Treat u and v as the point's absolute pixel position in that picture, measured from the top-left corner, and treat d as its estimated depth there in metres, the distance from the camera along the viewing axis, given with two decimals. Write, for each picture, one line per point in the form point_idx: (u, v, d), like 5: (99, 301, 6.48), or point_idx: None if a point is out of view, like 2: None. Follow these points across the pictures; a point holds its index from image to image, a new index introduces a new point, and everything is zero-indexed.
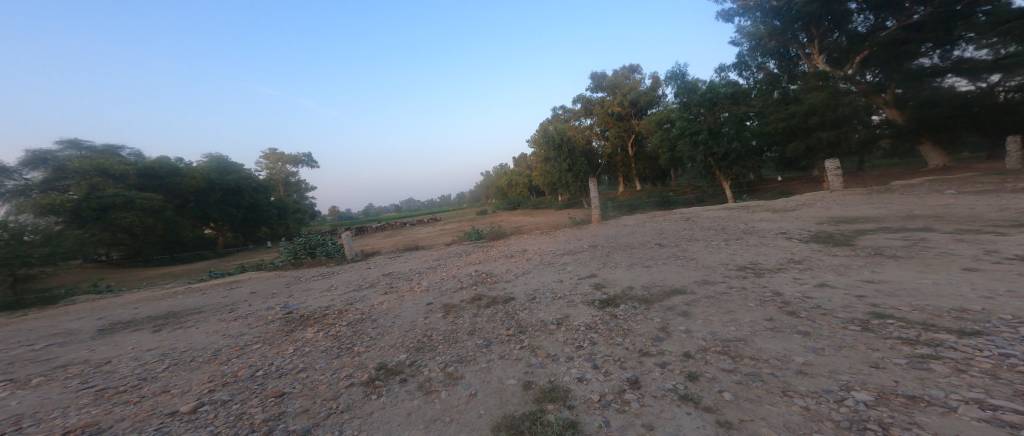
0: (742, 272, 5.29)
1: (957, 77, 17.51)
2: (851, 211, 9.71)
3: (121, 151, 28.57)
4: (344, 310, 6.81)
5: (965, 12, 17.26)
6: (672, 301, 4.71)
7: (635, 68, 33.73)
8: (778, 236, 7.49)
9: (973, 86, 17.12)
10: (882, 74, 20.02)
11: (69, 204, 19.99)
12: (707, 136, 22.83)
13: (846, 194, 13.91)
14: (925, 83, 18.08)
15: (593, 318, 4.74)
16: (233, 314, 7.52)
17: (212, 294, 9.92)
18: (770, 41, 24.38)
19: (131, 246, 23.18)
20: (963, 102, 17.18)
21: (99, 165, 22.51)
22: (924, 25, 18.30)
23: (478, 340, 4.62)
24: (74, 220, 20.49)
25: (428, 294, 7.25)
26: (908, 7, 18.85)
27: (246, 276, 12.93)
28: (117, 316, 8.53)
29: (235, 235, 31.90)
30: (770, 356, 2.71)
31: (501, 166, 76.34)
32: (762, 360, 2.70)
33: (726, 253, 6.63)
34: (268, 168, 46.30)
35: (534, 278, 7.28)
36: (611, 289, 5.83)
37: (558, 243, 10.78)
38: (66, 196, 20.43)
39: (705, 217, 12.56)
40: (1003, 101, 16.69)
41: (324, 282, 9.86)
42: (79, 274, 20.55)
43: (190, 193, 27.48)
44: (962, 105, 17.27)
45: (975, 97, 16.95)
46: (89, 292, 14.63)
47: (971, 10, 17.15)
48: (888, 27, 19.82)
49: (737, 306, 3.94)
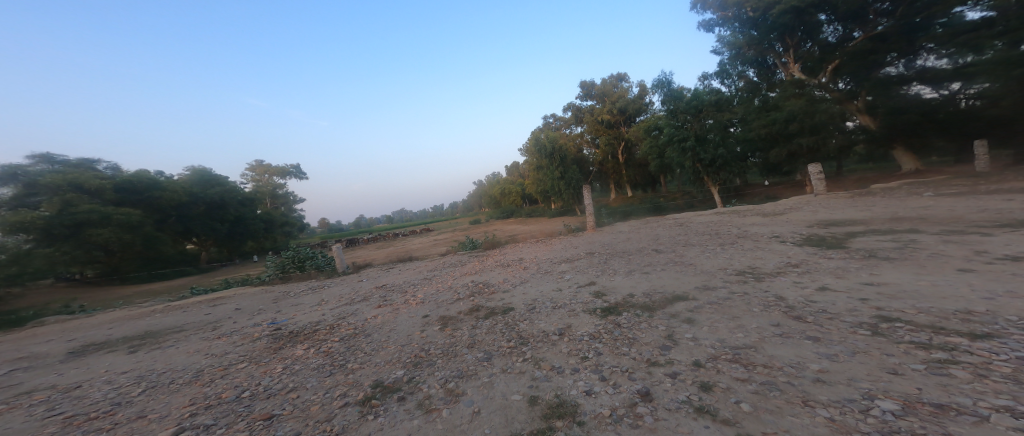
0: (742, 277, 5.26)
1: (921, 85, 18.39)
2: (839, 214, 9.87)
3: (98, 165, 27.70)
4: (336, 325, 6.58)
5: (924, 24, 18.14)
6: (675, 308, 4.65)
7: (622, 76, 34.30)
8: (772, 239, 7.54)
9: (937, 94, 17.96)
10: (854, 83, 21.01)
11: (40, 220, 19.26)
12: (694, 143, 23.25)
13: (831, 197, 14.22)
14: (892, 91, 18.88)
15: (596, 327, 4.65)
16: (217, 332, 7.19)
17: (195, 311, 9.54)
18: (748, 50, 25.09)
19: (106, 264, 21.94)
20: (929, 109, 18.01)
21: (74, 180, 21.70)
22: (889, 36, 19.30)
23: (478, 353, 4.47)
24: (45, 238, 19.63)
25: (424, 306, 7.06)
26: (872, 19, 20.00)
27: (232, 292, 12.49)
28: (90, 338, 8.08)
29: (219, 249, 31.00)
30: (784, 364, 2.65)
31: (492, 175, 76.54)
32: (776, 368, 2.64)
33: (723, 258, 6.62)
34: (255, 180, 45.51)
35: (533, 288, 7.15)
36: (611, 297, 5.73)
37: (554, 251, 10.68)
38: (37, 213, 19.64)
39: (698, 222, 12.67)
40: (964, 107, 17.47)
41: (315, 296, 9.55)
42: (51, 295, 19.62)
43: (171, 207, 26.68)
44: (928, 112, 18.09)
45: (938, 104, 17.79)
46: (65, 312, 13.99)
47: (929, 23, 17.98)
48: (855, 38, 21.01)
49: (742, 312, 3.89)
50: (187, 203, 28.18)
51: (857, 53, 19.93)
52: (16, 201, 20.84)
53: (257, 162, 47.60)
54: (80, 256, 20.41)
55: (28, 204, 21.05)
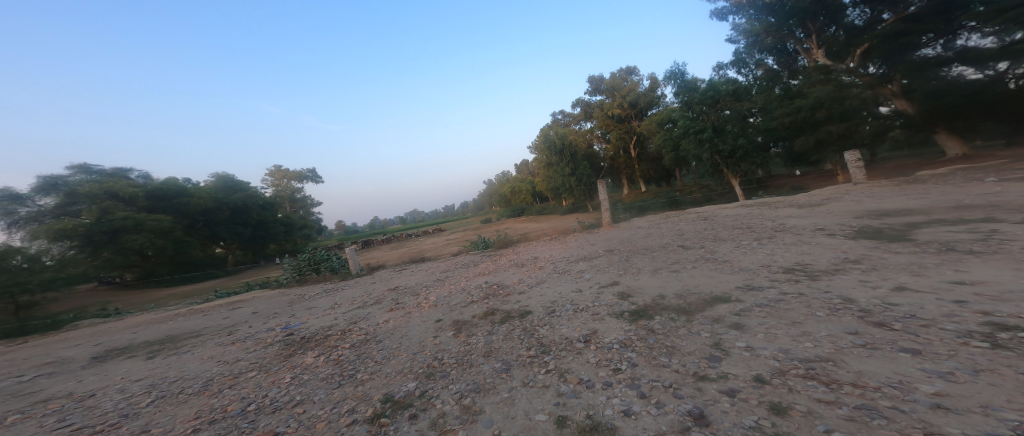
0: (792, 275, 4.74)
1: (963, 66, 16.87)
2: (888, 204, 9.01)
3: (130, 173, 28.81)
4: (347, 331, 6.29)
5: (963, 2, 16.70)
6: (717, 311, 4.12)
7: (632, 70, 33.32)
8: (816, 232, 6.89)
9: (981, 74, 16.44)
10: (886, 66, 19.60)
11: (80, 227, 20.02)
12: (711, 134, 22.18)
13: (873, 186, 13.17)
14: (930, 73, 17.43)
15: (627, 333, 4.14)
16: (232, 337, 6.95)
17: (213, 315, 9.45)
18: (766, 38, 23.96)
19: (142, 268, 23.13)
20: (974, 90, 16.41)
21: (109, 188, 22.57)
22: (922, 17, 18.02)
23: (496, 364, 4.06)
24: (86, 245, 20.42)
25: (437, 310, 6.71)
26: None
27: (248, 295, 12.51)
28: (113, 341, 7.99)
29: (244, 253, 31.76)
30: (880, 383, 2.30)
31: (503, 174, 76.00)
32: (871, 388, 2.27)
33: (764, 254, 6.00)
34: (275, 185, 46.68)
35: (551, 289, 6.68)
36: (638, 299, 5.21)
37: (570, 249, 10.15)
38: (78, 221, 20.50)
39: (724, 215, 11.90)
40: (1015, 88, 15.92)
41: (328, 299, 9.36)
42: (87, 298, 20.38)
43: (198, 213, 27.52)
44: (973, 93, 16.49)
45: (985, 85, 16.22)
46: (97, 316, 14.37)
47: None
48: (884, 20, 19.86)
49: (803, 316, 3.43)
50: (213, 209, 29.00)
51: (888, 35, 18.61)
52: (59, 210, 21.80)
53: (275, 167, 48.70)
54: (115, 262, 21.27)
55: (69, 213, 21.98)
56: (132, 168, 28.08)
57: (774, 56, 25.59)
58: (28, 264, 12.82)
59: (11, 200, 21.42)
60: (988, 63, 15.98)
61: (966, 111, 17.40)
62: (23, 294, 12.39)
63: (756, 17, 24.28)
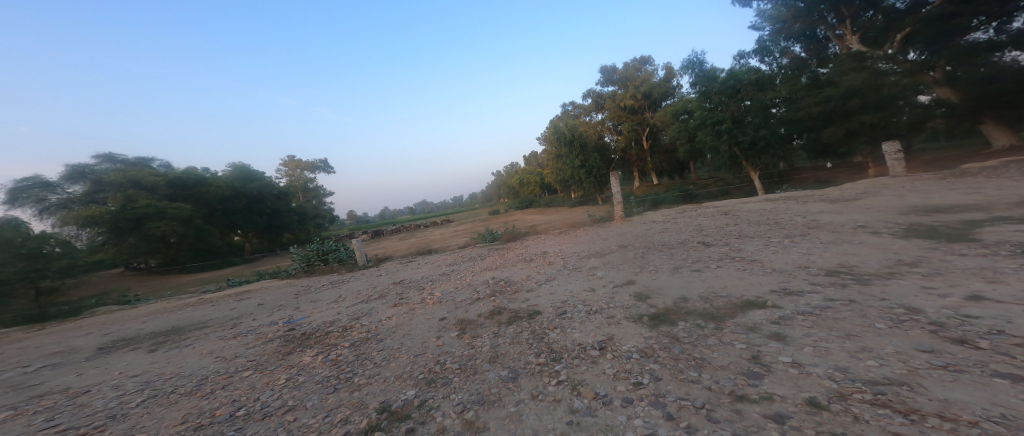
0: (836, 278, 4.25)
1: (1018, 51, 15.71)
2: (934, 201, 8.32)
3: (153, 163, 29.49)
4: (348, 328, 6.07)
5: None
6: (752, 318, 3.62)
7: (646, 59, 32.15)
8: (859, 230, 6.35)
9: None
10: (928, 52, 18.03)
11: (107, 214, 20.45)
12: (730, 125, 21.13)
13: (911, 179, 12.29)
14: (979, 58, 16.10)
15: (646, 340, 3.69)
16: (234, 330, 6.80)
17: (220, 306, 9.37)
18: (795, 24, 22.74)
19: (166, 254, 23.22)
20: None
21: (132, 177, 23.05)
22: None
23: (502, 371, 3.71)
24: (112, 232, 20.99)
25: (441, 307, 6.42)
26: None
27: (257, 285, 12.52)
28: (120, 331, 7.93)
29: (260, 241, 32.28)
30: (978, 417, 1.89)
31: (513, 165, 75.40)
32: (967, 422, 1.87)
33: (798, 254, 5.46)
34: (289, 175, 47.33)
35: (560, 288, 6.27)
36: (658, 301, 4.74)
37: (581, 244, 9.68)
38: (105, 208, 21.04)
39: (746, 210, 11.27)
40: None
41: (333, 292, 9.18)
42: (110, 284, 20.99)
43: (216, 202, 28.03)
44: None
45: None
46: (114, 302, 14.65)
47: None
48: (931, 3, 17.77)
49: (859, 328, 2.96)
50: (230, 198, 29.45)
51: (933, 18, 16.88)
52: (87, 197, 22.51)
53: (289, 158, 49.28)
54: (141, 248, 21.62)
55: (96, 200, 22.76)
56: (155, 158, 28.67)
57: (802, 44, 24.25)
58: (51, 250, 13.01)
59: (44, 186, 22.11)
60: None
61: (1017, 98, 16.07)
62: (44, 280, 12.56)
63: (783, 3, 22.95)
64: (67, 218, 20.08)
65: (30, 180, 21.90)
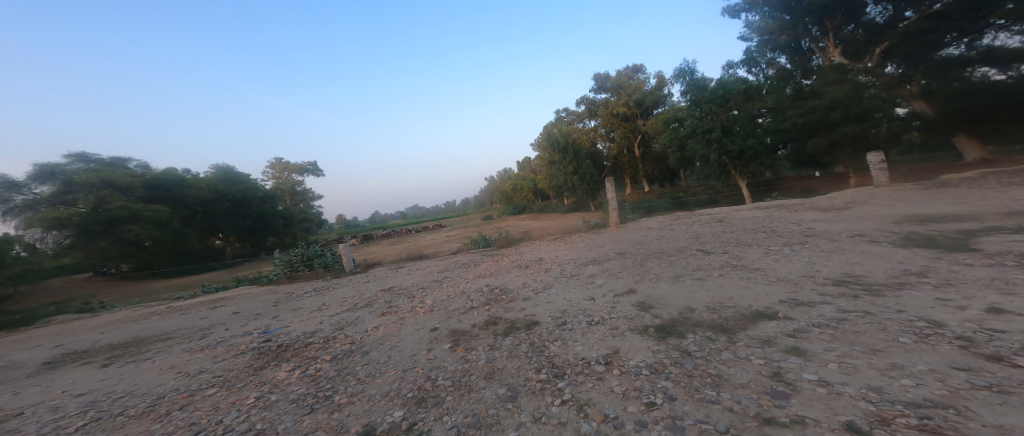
0: (846, 288, 4.08)
1: (987, 67, 16.13)
2: (924, 210, 8.44)
3: (130, 163, 28.22)
4: (330, 339, 5.67)
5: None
6: (765, 330, 3.40)
7: (638, 68, 32.55)
8: (857, 239, 6.30)
9: (1005, 75, 15.81)
10: (906, 65, 18.57)
11: (76, 216, 19.47)
12: (720, 134, 21.42)
13: (897, 189, 12.53)
14: (953, 73, 16.60)
15: (656, 355, 3.45)
16: (203, 342, 6.29)
17: (191, 314, 8.76)
18: (781, 36, 23.26)
19: (140, 259, 22.09)
20: (1001, 92, 15.64)
21: (106, 178, 21.91)
22: (951, 13, 16.80)
23: (500, 389, 3.41)
24: (81, 234, 19.86)
25: (433, 316, 6.10)
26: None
27: (236, 292, 11.87)
28: (74, 343, 7.25)
29: (243, 245, 31.08)
30: None
31: (505, 172, 75.37)
32: None
33: (801, 262, 5.32)
34: (275, 178, 46.09)
35: (559, 297, 6.03)
36: (663, 312, 4.52)
37: (577, 250, 9.44)
38: (74, 210, 19.97)
39: (740, 217, 11.29)
40: None
41: (317, 299, 8.71)
42: (77, 290, 19.76)
43: (197, 204, 26.89)
44: (999, 95, 15.71)
45: (1012, 86, 15.48)
46: (78, 310, 13.69)
47: None
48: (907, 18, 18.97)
49: (885, 343, 2.71)
50: (212, 201, 28.34)
51: (911, 33, 17.66)
52: (55, 198, 21.27)
53: (277, 160, 48.07)
54: (112, 252, 20.48)
55: (65, 202, 21.55)
56: (132, 158, 27.43)
57: (787, 56, 24.80)
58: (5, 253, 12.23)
59: (8, 186, 20.80)
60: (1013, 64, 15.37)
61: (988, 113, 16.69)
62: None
63: (771, 15, 23.63)
64: (32, 220, 19.12)
65: None
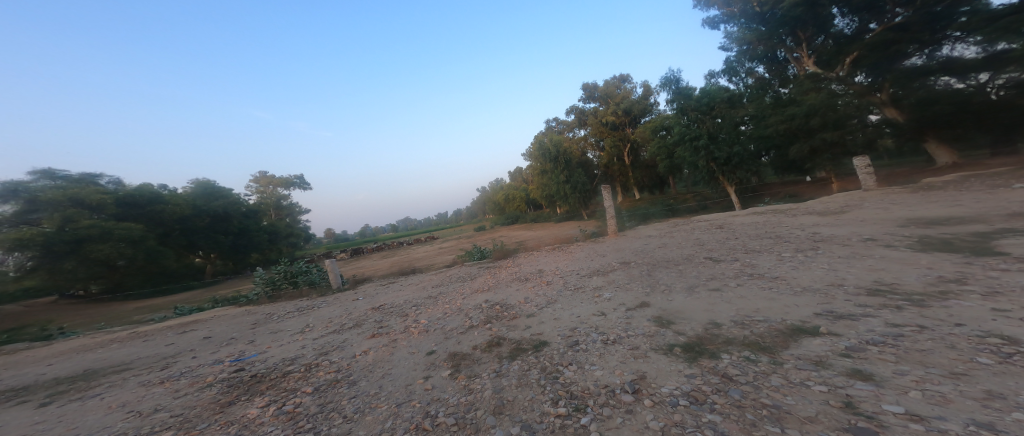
0: (883, 298, 3.75)
1: (948, 76, 16.84)
2: (924, 212, 8.37)
3: (102, 179, 26.81)
4: (313, 367, 5.04)
5: (946, 12, 17.09)
6: (811, 349, 3.05)
7: (625, 77, 32.97)
8: (871, 243, 6.07)
9: (964, 85, 16.55)
10: (874, 76, 19.47)
11: (39, 235, 18.07)
12: (707, 141, 21.61)
13: (888, 192, 12.64)
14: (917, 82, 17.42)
15: (692, 381, 3.04)
16: (165, 373, 5.55)
17: (157, 340, 7.91)
18: (758, 46, 23.82)
19: (110, 279, 20.65)
20: (962, 100, 16.33)
21: (75, 195, 20.59)
22: (911, 27, 18.04)
23: (513, 427, 2.90)
24: (47, 255, 18.57)
25: (429, 337, 5.55)
26: (889, 9, 18.83)
27: (211, 313, 11.02)
28: (13, 378, 6.36)
29: (224, 262, 29.58)
30: None
31: (495, 182, 75.33)
32: None
33: (822, 270, 5.01)
34: (259, 192, 44.78)
35: (565, 312, 5.58)
36: (687, 330, 4.12)
37: (578, 261, 9.01)
38: (39, 229, 18.61)
39: (740, 223, 11.11)
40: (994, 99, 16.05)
41: (299, 320, 8.02)
42: (40, 314, 18.38)
43: (175, 221, 25.51)
44: (961, 103, 16.40)
45: (971, 94, 16.18)
46: (35, 337, 12.52)
47: (952, 11, 16.94)
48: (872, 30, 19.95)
49: (966, 365, 2.35)
50: (191, 217, 26.99)
51: (878, 44, 18.54)
52: (17, 218, 19.77)
53: (261, 174, 46.80)
54: (79, 273, 19.10)
55: (27, 221, 20.07)
56: (103, 174, 26.08)
57: (765, 65, 25.62)
58: None
59: None
60: (969, 73, 16.16)
61: (955, 120, 17.32)
62: None
63: (747, 26, 24.31)
64: None
65: None
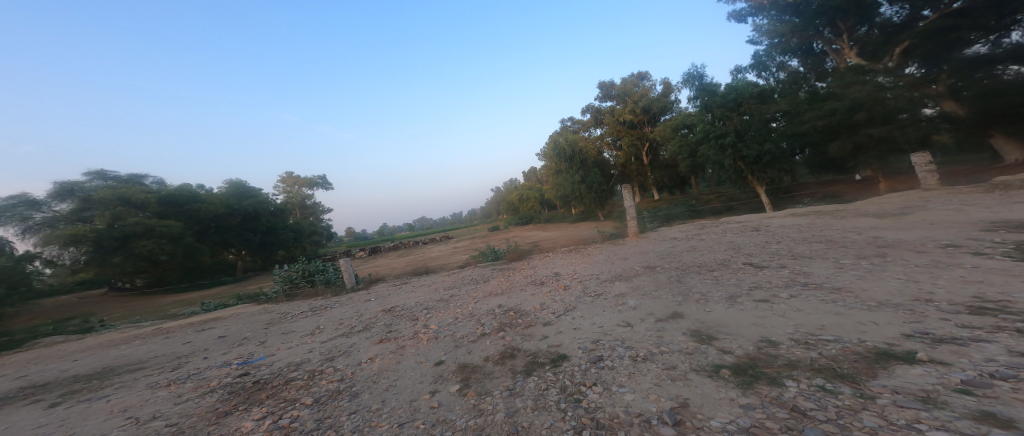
0: (996, 322, 3.06)
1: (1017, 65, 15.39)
2: (1005, 214, 7.32)
3: (145, 179, 28.23)
4: (317, 375, 4.69)
5: None
6: (911, 381, 2.49)
7: (643, 75, 31.74)
8: (954, 250, 5.24)
9: None
10: (927, 66, 17.73)
11: (92, 231, 19.00)
12: (734, 139, 20.31)
13: (952, 192, 11.33)
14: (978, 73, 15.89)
15: (753, 414, 2.47)
16: (173, 374, 5.36)
17: (175, 338, 7.89)
18: (791, 39, 22.26)
19: (153, 273, 21.33)
20: None
21: (123, 194, 21.66)
22: (972, 12, 16.17)
23: None
24: (97, 251, 19.56)
25: (438, 345, 5.14)
26: None
27: (229, 310, 11.10)
28: (36, 374, 6.39)
29: (253, 258, 30.59)
30: None
31: (511, 181, 75.03)
32: None
33: (898, 282, 4.30)
34: (285, 192, 46.31)
35: (585, 322, 5.05)
36: (735, 347, 3.51)
37: (597, 264, 8.38)
38: (91, 226, 19.68)
39: (778, 225, 10.17)
40: None
41: (311, 321, 7.82)
42: (90, 305, 19.45)
43: (210, 219, 26.47)
44: None
45: None
46: (77, 329, 13.09)
47: None
48: (925, 17, 18.05)
49: None
50: (224, 215, 28.01)
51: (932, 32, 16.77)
52: (73, 216, 21.01)
53: (287, 174, 48.37)
54: (126, 267, 20.07)
55: (83, 219, 21.27)
56: (147, 175, 27.46)
57: (800, 58, 23.90)
58: None
59: (29, 205, 20.57)
60: None
61: None
62: None
63: (779, 18, 22.76)
64: (50, 237, 18.74)
65: (16, 197, 20.40)
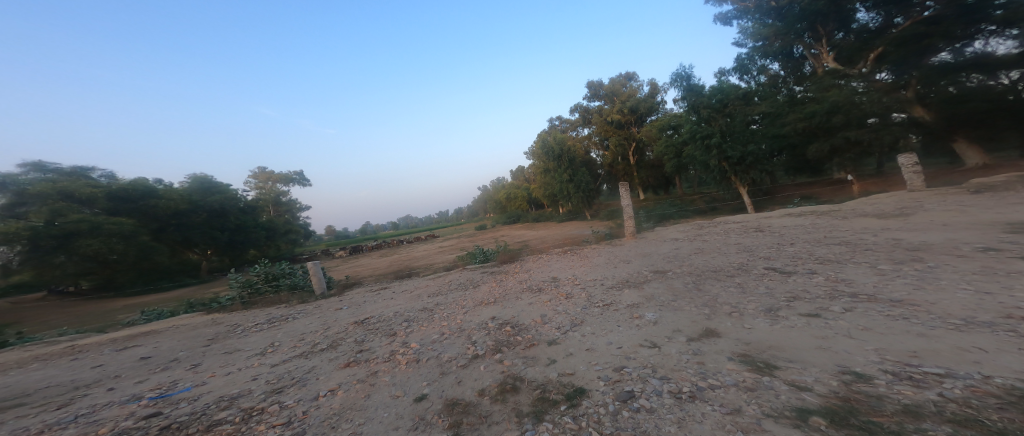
0: None
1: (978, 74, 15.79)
2: (1017, 215, 7.07)
3: (94, 172, 25.39)
4: (252, 418, 3.54)
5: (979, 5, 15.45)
6: None
7: (631, 75, 31.55)
8: (1001, 255, 4.74)
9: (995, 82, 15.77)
10: (897, 72, 18.12)
11: (25, 229, 16.74)
12: (719, 139, 20.16)
13: (942, 193, 11.32)
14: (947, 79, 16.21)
15: None
16: (56, 415, 4.04)
17: (84, 360, 6.40)
18: (774, 42, 22.36)
19: (102, 275, 18.77)
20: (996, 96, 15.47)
21: (63, 188, 19.07)
22: (942, 20, 16.46)
23: None
24: (31, 251, 17.10)
25: (418, 373, 4.11)
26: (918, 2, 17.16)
27: (172, 321, 9.57)
28: None
29: (220, 259, 28.17)
30: None
31: (497, 181, 73.93)
32: None
33: (967, 294, 3.66)
34: (258, 188, 43.40)
35: (601, 341, 4.15)
36: (814, 383, 2.66)
37: (599, 268, 7.56)
38: (24, 223, 17.17)
39: (782, 225, 9.73)
40: None
41: (265, 337, 6.58)
42: (24, 311, 17.11)
43: (169, 216, 23.91)
44: (996, 99, 15.50)
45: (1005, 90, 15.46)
46: None
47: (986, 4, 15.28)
48: (898, 24, 18.42)
49: None
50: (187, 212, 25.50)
51: (906, 38, 16.98)
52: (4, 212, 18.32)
53: (259, 169, 45.39)
54: (67, 269, 17.67)
55: (17, 215, 18.38)
56: (95, 167, 24.69)
57: (780, 62, 24.18)
58: None
59: None
60: (997, 72, 15.44)
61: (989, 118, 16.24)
62: None
63: (762, 21, 22.91)
64: None
65: None
